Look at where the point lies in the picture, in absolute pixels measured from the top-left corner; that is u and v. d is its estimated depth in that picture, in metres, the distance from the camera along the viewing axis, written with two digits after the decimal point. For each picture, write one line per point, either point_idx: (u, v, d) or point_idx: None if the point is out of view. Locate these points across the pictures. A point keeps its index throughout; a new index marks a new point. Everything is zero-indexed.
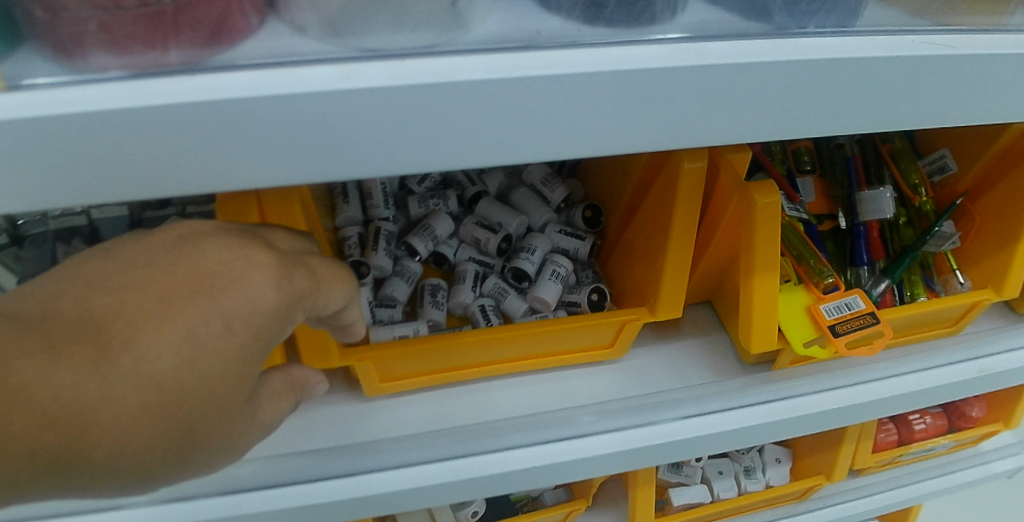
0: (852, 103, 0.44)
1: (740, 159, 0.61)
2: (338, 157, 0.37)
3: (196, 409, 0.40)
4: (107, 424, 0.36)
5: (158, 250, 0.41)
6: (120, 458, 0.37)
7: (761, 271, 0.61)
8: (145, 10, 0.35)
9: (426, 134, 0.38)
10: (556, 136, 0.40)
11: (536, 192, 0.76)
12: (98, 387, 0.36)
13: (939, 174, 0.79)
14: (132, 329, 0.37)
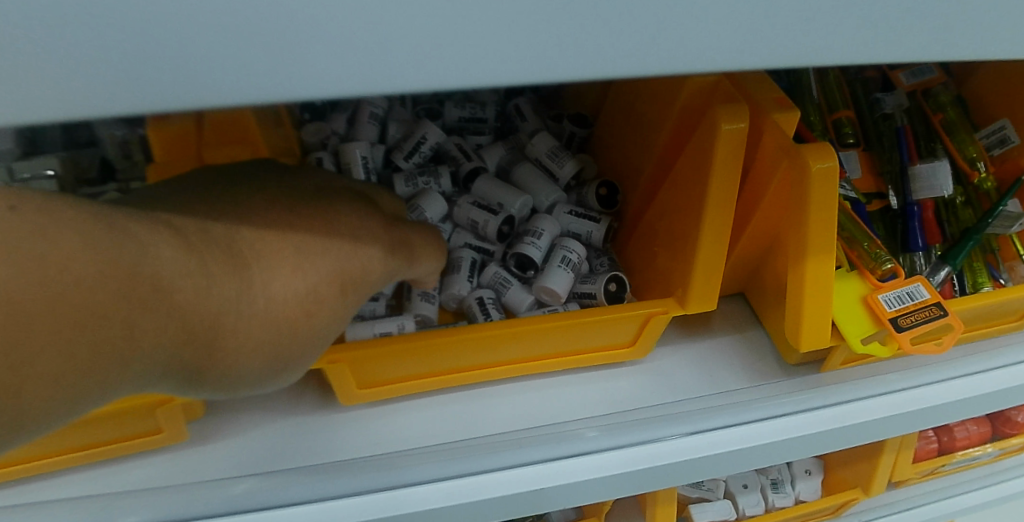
0: (960, 18, 0.33)
1: (787, 119, 0.51)
2: (276, 78, 0.27)
3: (300, 342, 0.45)
4: (238, 342, 0.41)
5: (292, 207, 0.47)
6: (233, 372, 0.42)
7: (813, 253, 0.51)
8: None
9: (401, 46, 0.28)
10: (578, 57, 0.30)
11: (542, 168, 0.66)
12: (244, 309, 0.41)
13: (999, 146, 0.70)
14: (273, 265, 0.43)
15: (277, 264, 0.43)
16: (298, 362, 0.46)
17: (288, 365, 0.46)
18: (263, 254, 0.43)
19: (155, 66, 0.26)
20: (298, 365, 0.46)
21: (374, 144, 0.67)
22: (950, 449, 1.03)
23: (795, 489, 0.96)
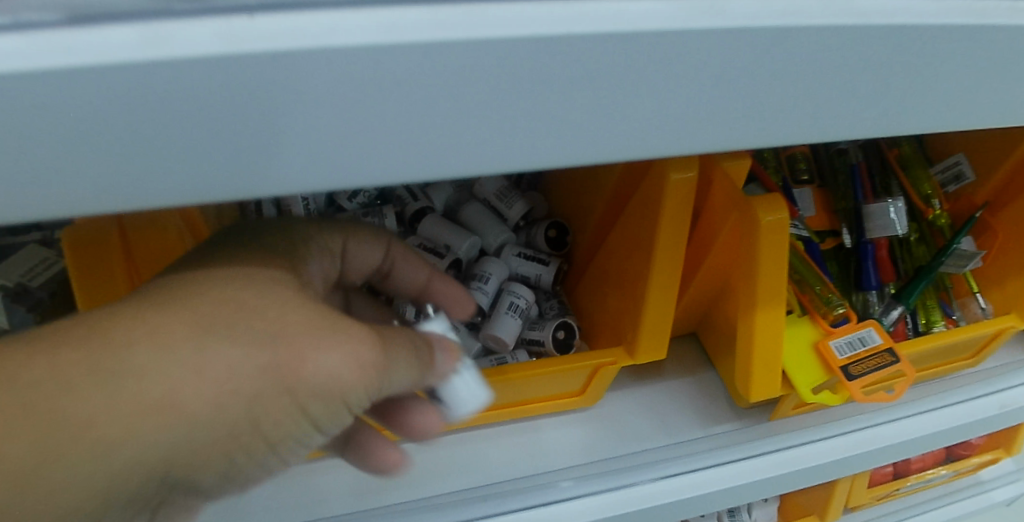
0: (893, 84, 0.33)
1: (737, 167, 0.50)
2: (168, 160, 0.26)
3: (347, 324, 0.34)
4: (294, 354, 0.32)
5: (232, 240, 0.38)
6: (349, 394, 0.34)
7: (764, 304, 0.50)
8: None
9: (305, 124, 0.26)
10: (514, 133, 0.29)
11: (490, 207, 0.64)
12: (243, 316, 0.32)
13: (954, 182, 0.70)
14: (226, 267, 0.35)
15: (234, 261, 0.35)
16: (418, 365, 0.37)
17: (372, 358, 0.34)
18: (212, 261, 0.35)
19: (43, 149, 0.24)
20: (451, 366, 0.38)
21: None
22: (905, 472, 1.04)
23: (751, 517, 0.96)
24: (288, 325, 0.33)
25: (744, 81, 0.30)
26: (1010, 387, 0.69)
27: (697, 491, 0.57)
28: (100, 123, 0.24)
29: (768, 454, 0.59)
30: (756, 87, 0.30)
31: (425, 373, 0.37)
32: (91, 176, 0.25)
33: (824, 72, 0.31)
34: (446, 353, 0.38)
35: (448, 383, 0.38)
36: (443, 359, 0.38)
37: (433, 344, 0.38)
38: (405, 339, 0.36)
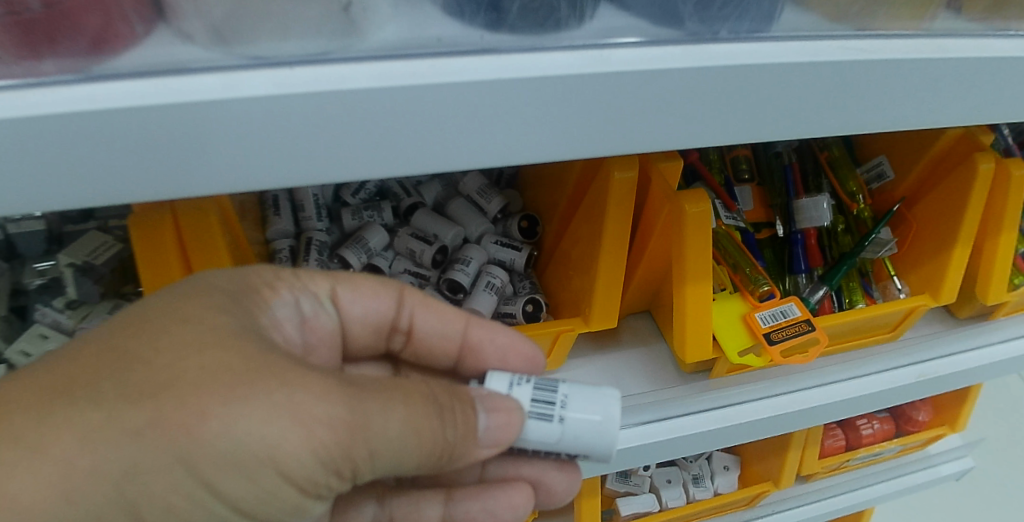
0: (771, 107, 0.41)
1: (670, 168, 0.61)
2: (223, 167, 0.35)
3: (286, 377, 0.39)
4: (202, 416, 0.37)
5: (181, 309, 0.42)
6: (303, 451, 0.38)
7: (693, 280, 0.61)
8: (10, 15, 0.32)
9: (321, 141, 0.36)
10: (453, 151, 0.38)
11: (473, 202, 0.75)
12: (165, 368, 0.38)
13: (876, 180, 0.81)
14: (152, 341, 0.39)
15: (191, 309, 0.42)
16: (435, 413, 0.43)
17: (343, 409, 0.39)
18: (162, 306, 0.42)
19: (140, 163, 0.34)
20: (490, 408, 0.45)
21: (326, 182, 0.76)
22: (856, 445, 1.13)
23: (714, 483, 1.06)
24: (214, 373, 0.38)
25: (649, 115, 0.39)
26: (926, 359, 0.79)
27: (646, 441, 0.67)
28: (182, 143, 0.34)
29: (706, 411, 0.70)
30: (646, 116, 0.39)
31: (414, 428, 0.41)
32: (171, 180, 0.35)
33: (700, 105, 0.40)
34: (457, 408, 0.44)
35: (490, 420, 0.45)
36: (453, 414, 0.43)
37: (448, 402, 0.44)
38: (397, 391, 0.42)
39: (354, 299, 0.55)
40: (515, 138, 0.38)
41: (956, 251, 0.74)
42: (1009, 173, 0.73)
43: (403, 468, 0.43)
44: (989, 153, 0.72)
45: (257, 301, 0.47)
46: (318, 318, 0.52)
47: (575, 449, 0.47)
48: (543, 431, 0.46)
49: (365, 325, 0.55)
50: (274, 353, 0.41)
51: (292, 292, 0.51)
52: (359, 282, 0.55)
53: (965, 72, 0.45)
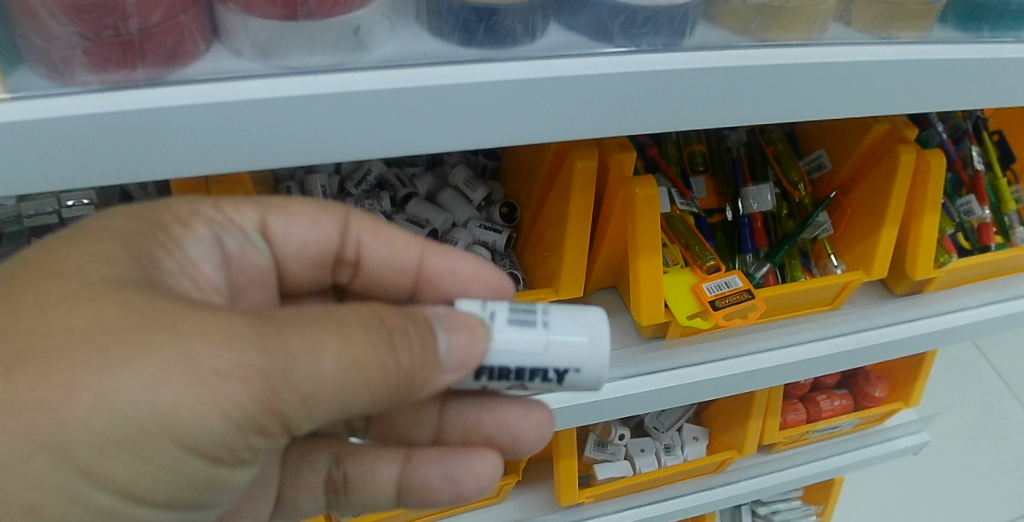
0: (688, 103, 0.51)
1: (624, 158, 0.72)
2: (260, 149, 0.45)
3: (175, 328, 0.39)
4: (70, 392, 0.38)
5: (66, 259, 0.43)
6: (211, 412, 0.39)
7: (645, 252, 0.72)
8: (114, 38, 0.43)
9: (333, 124, 0.45)
10: (420, 138, 0.47)
11: (460, 192, 0.86)
12: (25, 336, 0.39)
13: (817, 170, 0.92)
14: (30, 302, 0.40)
15: (68, 257, 0.43)
16: (382, 342, 0.43)
17: (251, 357, 0.39)
18: (38, 260, 0.43)
19: (202, 150, 0.44)
20: (449, 328, 0.46)
21: (332, 171, 0.86)
22: (816, 418, 1.19)
23: (684, 452, 1.16)
24: (84, 335, 0.39)
25: (592, 109, 0.49)
26: (862, 329, 0.90)
27: (608, 396, 0.78)
28: (236, 134, 0.44)
29: (661, 372, 0.81)
30: (589, 110, 0.49)
31: (354, 362, 0.42)
32: (222, 163, 0.45)
33: (632, 102, 0.50)
34: (408, 334, 0.44)
35: (450, 341, 0.45)
36: (404, 337, 0.44)
37: (395, 326, 0.44)
38: (331, 324, 0.42)
39: (290, 229, 0.59)
40: (485, 131, 0.48)
41: (884, 230, 0.84)
42: (928, 163, 0.84)
43: (351, 412, 0.44)
44: (909, 145, 0.82)
45: (162, 241, 0.50)
46: (245, 252, 0.57)
47: (564, 360, 0.47)
48: (526, 338, 0.47)
49: (303, 254, 0.60)
50: (149, 302, 0.41)
51: (212, 229, 0.55)
52: (294, 212, 0.59)
53: (855, 73, 0.55)
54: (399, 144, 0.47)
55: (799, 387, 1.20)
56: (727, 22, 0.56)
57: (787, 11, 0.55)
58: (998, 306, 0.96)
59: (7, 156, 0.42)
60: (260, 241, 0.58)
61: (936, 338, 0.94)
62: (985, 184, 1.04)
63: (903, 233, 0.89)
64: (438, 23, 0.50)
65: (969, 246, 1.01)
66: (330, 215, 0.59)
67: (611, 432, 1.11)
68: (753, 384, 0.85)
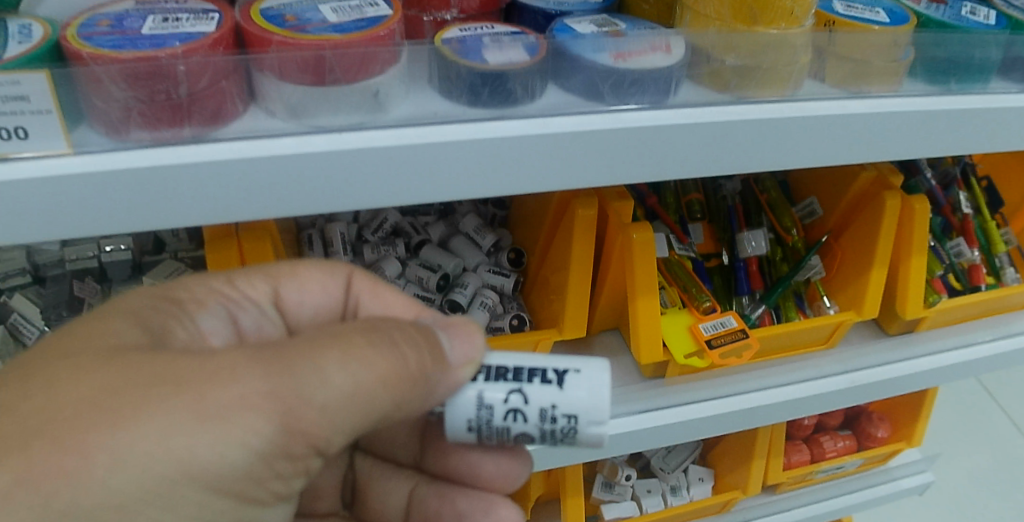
0: (674, 154, 0.56)
1: (623, 206, 0.78)
2: (288, 199, 0.50)
3: (184, 383, 0.42)
4: (87, 458, 0.40)
5: (82, 330, 0.47)
6: (232, 446, 0.43)
7: (643, 294, 0.77)
8: (167, 101, 0.49)
9: (354, 177, 0.50)
10: (430, 187, 0.52)
11: (470, 239, 0.92)
12: (38, 412, 0.41)
13: (809, 217, 0.97)
14: (51, 369, 0.44)
15: (78, 339, 0.46)
16: (385, 345, 0.46)
17: (258, 384, 0.43)
18: (50, 345, 0.46)
19: (239, 198, 0.50)
20: (446, 327, 0.51)
21: (351, 218, 0.91)
22: (820, 459, 1.19)
23: (690, 493, 1.18)
24: (92, 398, 0.42)
25: (586, 161, 0.54)
26: (857, 368, 0.93)
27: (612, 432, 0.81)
28: (270, 184, 0.50)
29: (662, 409, 0.84)
30: (583, 162, 0.54)
31: (361, 368, 0.45)
32: (256, 210, 0.50)
33: (622, 154, 0.55)
34: (408, 337, 0.48)
35: (450, 338, 0.50)
36: (405, 337, 0.48)
37: (394, 331, 0.48)
38: (331, 340, 0.45)
39: (302, 297, 0.60)
40: (489, 182, 0.53)
41: (873, 272, 0.88)
42: (913, 208, 0.88)
43: (375, 418, 0.47)
44: (895, 192, 0.87)
45: (177, 314, 0.52)
46: (261, 326, 0.58)
47: (564, 360, 0.50)
48: (521, 355, 0.51)
49: (316, 319, 0.61)
50: (152, 361, 0.44)
51: (226, 305, 0.56)
52: (303, 279, 0.60)
53: (828, 126, 0.60)
54: (412, 194, 0.52)
55: (802, 427, 1.23)
56: (709, 82, 0.61)
57: (761, 71, 0.60)
58: (992, 345, 0.98)
59: (69, 204, 0.47)
60: (272, 311, 0.60)
61: (931, 377, 0.96)
62: (974, 226, 1.07)
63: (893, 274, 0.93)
64: (448, 86, 0.56)
65: (960, 286, 1.04)
66: (335, 275, 0.61)
67: (618, 472, 1.13)
68: (751, 421, 0.88)
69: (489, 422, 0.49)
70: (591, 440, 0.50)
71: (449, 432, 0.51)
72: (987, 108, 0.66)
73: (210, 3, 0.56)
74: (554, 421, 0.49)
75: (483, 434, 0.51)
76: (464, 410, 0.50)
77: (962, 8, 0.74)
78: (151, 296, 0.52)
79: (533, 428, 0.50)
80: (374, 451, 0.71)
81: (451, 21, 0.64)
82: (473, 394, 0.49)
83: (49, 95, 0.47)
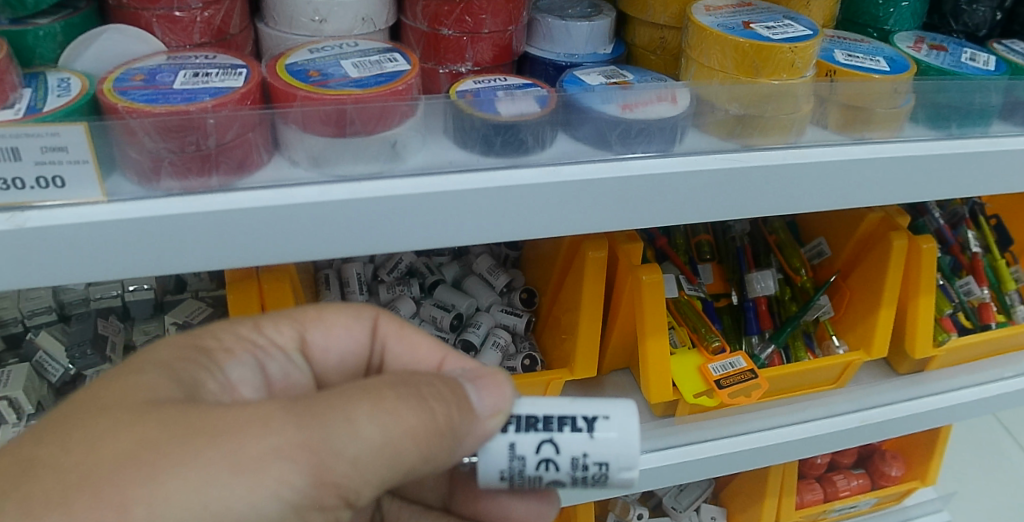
0: (681, 199, 0.58)
1: (632, 248, 0.80)
2: (310, 244, 0.53)
3: (218, 431, 0.41)
4: (124, 513, 0.38)
5: (115, 380, 0.45)
6: (264, 494, 0.40)
7: (652, 334, 0.78)
8: (196, 152, 0.52)
9: (372, 221, 0.53)
10: (447, 232, 0.54)
11: (483, 279, 0.93)
12: (75, 467, 0.39)
13: (817, 258, 0.99)
14: (86, 424, 0.42)
15: (112, 392, 0.44)
16: (415, 399, 0.45)
17: (291, 435, 0.41)
18: (83, 398, 0.44)
19: (263, 244, 0.52)
20: (473, 380, 0.51)
21: (366, 261, 0.93)
22: (833, 498, 1.19)
23: None
24: (131, 454, 0.40)
25: (596, 207, 0.56)
26: (869, 407, 0.93)
27: None
28: (293, 231, 0.52)
29: (674, 448, 0.84)
30: (593, 208, 0.56)
31: (392, 420, 0.44)
32: (279, 255, 0.53)
33: (631, 199, 0.57)
34: (438, 391, 0.47)
35: (478, 392, 0.50)
36: (435, 392, 0.47)
37: (424, 385, 0.47)
38: (360, 391, 0.44)
39: (328, 343, 0.60)
40: (502, 229, 0.55)
41: (881, 312, 0.89)
42: (919, 248, 0.89)
43: (400, 473, 0.45)
44: (901, 233, 0.88)
45: (206, 365, 0.50)
46: (288, 375, 0.57)
47: (591, 406, 0.52)
48: (550, 402, 0.52)
49: (341, 364, 0.61)
50: (189, 414, 0.42)
51: (254, 354, 0.55)
52: (331, 324, 0.60)
53: (832, 172, 0.61)
54: (428, 240, 0.54)
55: (815, 466, 1.21)
56: (714, 130, 0.63)
57: (764, 119, 0.63)
58: (1005, 383, 0.98)
59: (103, 249, 0.50)
60: (299, 358, 0.58)
61: (943, 415, 0.96)
62: (983, 265, 1.08)
63: (902, 315, 0.94)
64: (462, 136, 0.58)
65: (971, 325, 1.03)
66: (361, 320, 0.61)
67: (629, 510, 1.13)
68: (764, 460, 0.88)
69: (522, 471, 0.51)
70: (620, 482, 0.52)
71: (482, 481, 0.52)
72: (993, 150, 0.67)
73: (239, 59, 0.59)
74: (586, 469, 0.51)
75: (516, 482, 0.52)
76: (497, 461, 0.51)
77: (962, 54, 0.77)
78: (182, 342, 0.51)
79: (565, 475, 0.51)
80: (402, 494, 0.70)
81: (466, 73, 0.67)
82: (506, 444, 0.51)
83: (87, 147, 0.49)
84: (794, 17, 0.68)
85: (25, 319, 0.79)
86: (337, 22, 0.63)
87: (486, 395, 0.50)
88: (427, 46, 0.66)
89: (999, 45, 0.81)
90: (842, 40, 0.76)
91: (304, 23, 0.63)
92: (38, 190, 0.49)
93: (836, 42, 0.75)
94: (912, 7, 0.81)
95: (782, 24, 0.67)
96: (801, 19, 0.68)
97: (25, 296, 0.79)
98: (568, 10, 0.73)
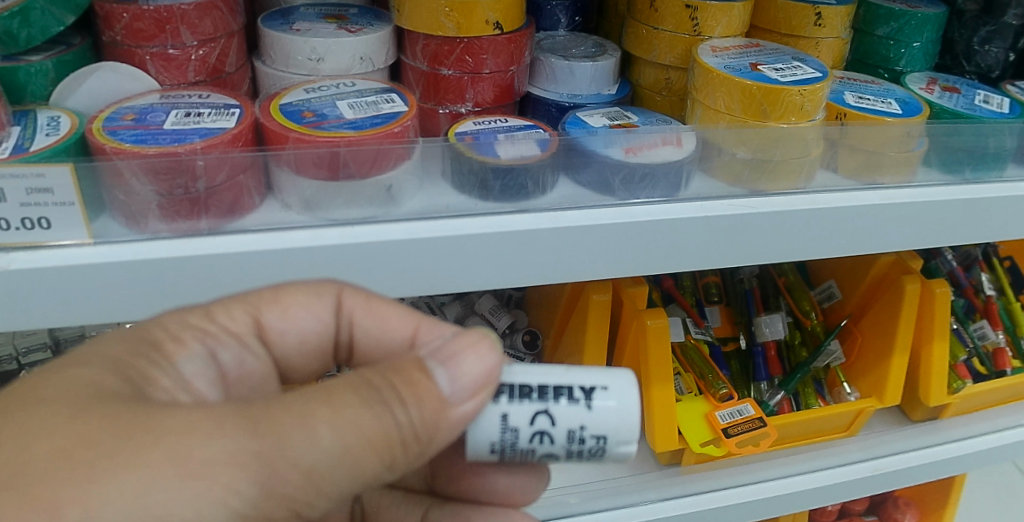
0: (688, 240, 0.56)
1: (637, 292, 0.77)
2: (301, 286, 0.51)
3: (163, 428, 0.36)
4: (57, 515, 0.34)
5: (50, 367, 0.40)
6: (211, 502, 0.35)
7: (658, 382, 0.75)
8: (185, 195, 0.51)
9: (365, 260, 0.51)
10: (444, 275, 0.52)
11: (485, 320, 0.89)
12: (6, 464, 0.35)
13: (828, 300, 0.97)
14: (17, 419, 0.37)
15: (46, 381, 0.39)
16: (376, 404, 0.38)
17: (239, 442, 0.36)
18: (20, 386, 0.40)
19: (244, 269, 0.49)
20: (446, 361, 0.41)
21: None
22: None
23: None
24: (64, 455, 0.35)
25: (603, 253, 0.54)
26: (880, 455, 0.89)
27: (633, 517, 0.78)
28: (269, 258, 0.49)
29: (682, 498, 0.81)
30: (597, 250, 0.54)
31: (352, 430, 0.37)
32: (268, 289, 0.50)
33: (638, 241, 0.55)
34: (405, 388, 0.39)
35: (450, 374, 0.40)
36: (402, 389, 0.39)
37: (387, 383, 0.39)
38: (319, 395, 0.38)
39: (286, 324, 0.49)
40: (505, 280, 0.54)
41: (893, 360, 0.86)
42: (932, 293, 0.87)
43: (362, 485, 0.40)
44: (914, 276, 0.86)
45: (153, 360, 0.43)
46: (243, 363, 0.48)
47: (590, 375, 0.44)
48: (545, 372, 0.44)
49: (304, 345, 0.51)
50: (128, 409, 0.37)
51: (203, 342, 0.46)
52: (287, 305, 0.48)
53: (845, 216, 0.59)
54: (428, 287, 0.52)
55: (826, 513, 1.16)
56: (722, 173, 0.62)
57: (775, 163, 0.61)
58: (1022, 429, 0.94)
59: (86, 288, 0.47)
60: (255, 344, 0.49)
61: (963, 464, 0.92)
62: (998, 308, 1.05)
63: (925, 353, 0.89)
64: (461, 180, 0.57)
65: (986, 371, 0.99)
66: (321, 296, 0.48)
67: None
68: (774, 511, 0.85)
69: (514, 444, 0.43)
70: (617, 459, 0.44)
71: (471, 455, 0.44)
72: (1012, 195, 0.64)
73: (233, 98, 0.57)
74: (583, 443, 0.43)
75: (507, 457, 0.44)
76: (488, 433, 0.43)
77: (975, 96, 0.75)
78: (127, 334, 0.43)
79: (560, 449, 0.43)
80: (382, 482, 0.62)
81: (466, 113, 0.66)
82: (496, 415, 0.43)
83: (73, 189, 0.47)
84: (803, 59, 0.67)
85: (19, 357, 0.77)
86: (334, 60, 0.62)
87: (457, 370, 0.41)
88: (427, 86, 0.65)
89: (1014, 87, 0.79)
90: (853, 82, 0.75)
91: (299, 61, 0.62)
92: (23, 231, 0.48)
93: (845, 84, 0.74)
94: (924, 48, 0.80)
95: (791, 66, 0.66)
96: (810, 61, 0.67)
97: (20, 333, 0.78)
98: (571, 50, 0.72)
